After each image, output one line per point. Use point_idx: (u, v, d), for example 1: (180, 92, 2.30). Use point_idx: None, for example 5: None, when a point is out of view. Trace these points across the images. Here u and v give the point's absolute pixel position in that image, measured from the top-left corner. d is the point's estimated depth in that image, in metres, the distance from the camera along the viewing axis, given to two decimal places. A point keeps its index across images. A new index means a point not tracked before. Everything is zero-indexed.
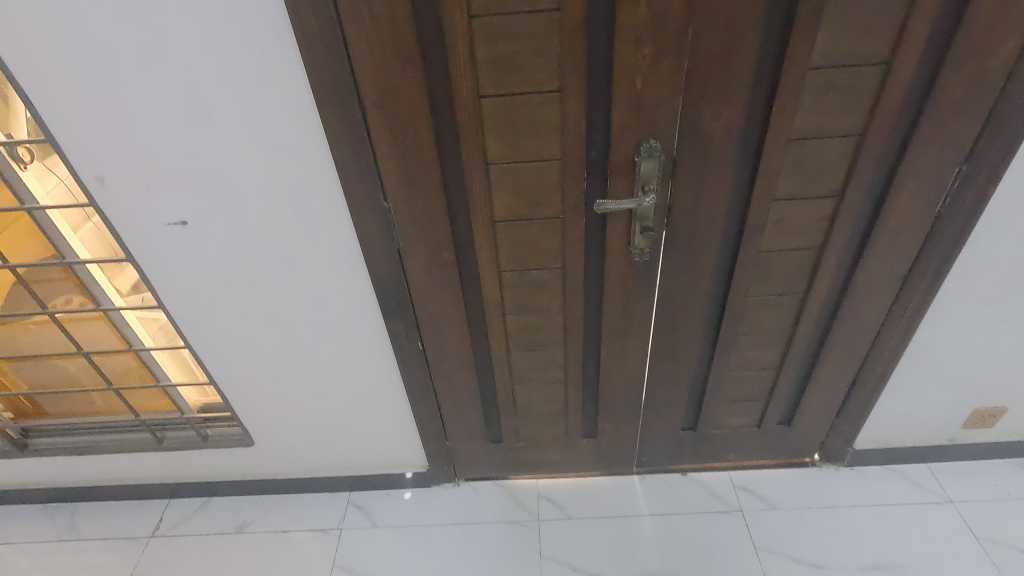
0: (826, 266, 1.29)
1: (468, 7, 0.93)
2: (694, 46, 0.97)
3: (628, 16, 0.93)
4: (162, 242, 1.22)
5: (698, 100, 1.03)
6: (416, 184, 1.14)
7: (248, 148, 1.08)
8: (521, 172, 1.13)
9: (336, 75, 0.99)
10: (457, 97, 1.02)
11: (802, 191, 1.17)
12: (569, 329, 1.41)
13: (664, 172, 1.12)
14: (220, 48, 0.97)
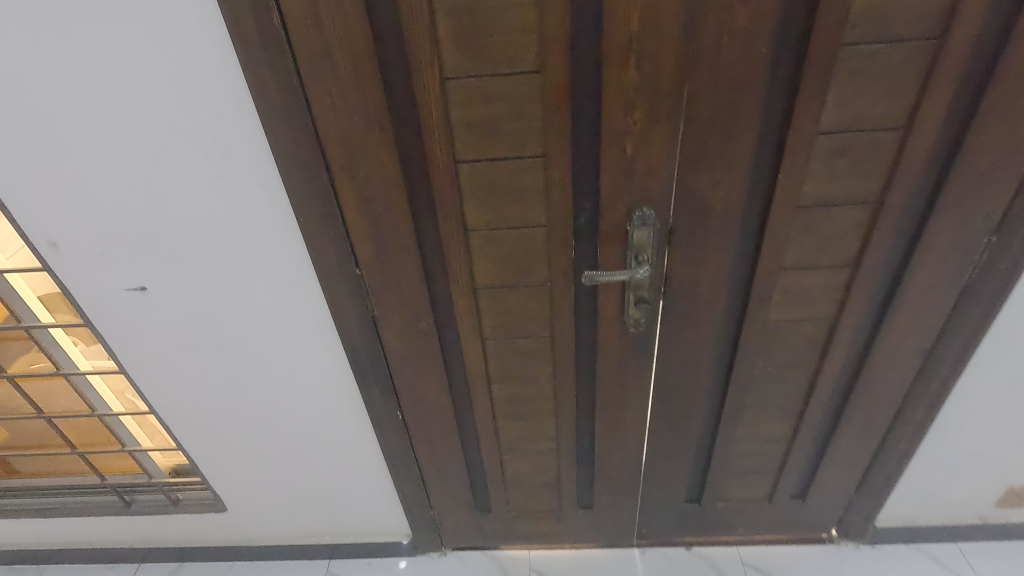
0: (841, 338, 1.18)
1: (441, 68, 0.85)
2: (689, 110, 0.88)
3: (615, 79, 0.85)
4: (122, 308, 1.14)
5: (695, 166, 0.94)
6: (391, 249, 1.06)
7: (210, 214, 1.01)
8: (503, 239, 1.04)
9: (300, 139, 0.91)
10: (432, 161, 0.95)
11: (813, 260, 1.06)
12: (560, 399, 1.31)
13: (658, 241, 1.02)
14: (175, 112, 0.90)
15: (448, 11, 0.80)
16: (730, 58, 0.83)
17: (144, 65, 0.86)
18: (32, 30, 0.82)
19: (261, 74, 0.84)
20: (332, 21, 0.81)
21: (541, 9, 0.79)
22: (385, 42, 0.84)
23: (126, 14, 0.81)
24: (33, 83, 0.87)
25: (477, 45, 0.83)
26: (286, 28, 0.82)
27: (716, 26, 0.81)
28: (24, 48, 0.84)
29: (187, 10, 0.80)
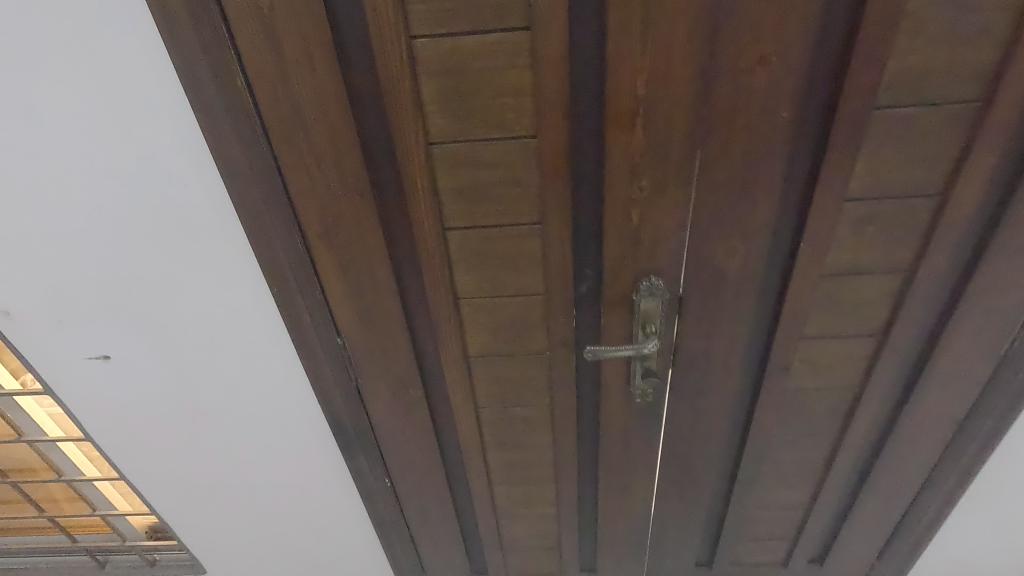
0: (866, 407, 1.08)
1: (426, 133, 0.77)
2: (703, 176, 0.79)
3: (620, 144, 0.76)
4: (84, 377, 1.05)
5: (708, 235, 0.85)
6: (375, 318, 0.97)
7: (176, 281, 0.93)
8: (497, 307, 0.95)
9: (271, 207, 0.82)
10: (418, 229, 0.86)
11: (836, 329, 0.97)
12: (561, 466, 1.21)
13: (668, 310, 0.93)
14: (132, 177, 0.81)
15: (432, 73, 0.72)
16: (749, 122, 0.74)
17: (95, 129, 0.77)
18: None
19: (225, 140, 0.75)
20: (303, 84, 0.73)
21: (536, 71, 0.71)
22: (364, 105, 0.76)
23: (71, 75, 0.72)
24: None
25: (466, 108, 0.75)
26: (253, 91, 0.73)
27: (734, 89, 0.72)
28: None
29: (143, 71, 0.72)
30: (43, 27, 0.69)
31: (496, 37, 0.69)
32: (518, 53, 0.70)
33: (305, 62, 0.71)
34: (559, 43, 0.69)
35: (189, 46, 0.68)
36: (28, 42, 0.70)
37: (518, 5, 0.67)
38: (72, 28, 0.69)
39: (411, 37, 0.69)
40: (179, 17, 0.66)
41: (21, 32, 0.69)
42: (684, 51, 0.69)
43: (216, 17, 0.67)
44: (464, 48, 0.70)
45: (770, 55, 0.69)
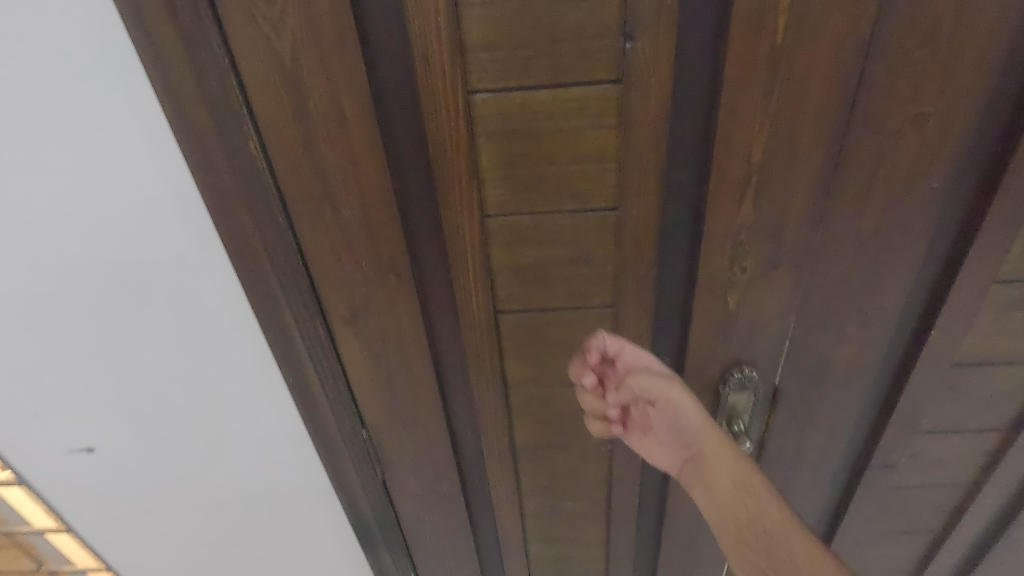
0: (980, 508, 0.91)
1: (481, 204, 0.62)
2: (820, 255, 0.64)
3: (723, 218, 0.61)
4: (63, 471, 0.89)
5: (817, 321, 0.70)
6: (407, 408, 0.81)
7: (174, 366, 0.78)
8: (553, 396, 0.80)
9: (289, 289, 0.68)
10: (464, 313, 0.71)
11: (956, 422, 0.81)
12: (613, 560, 1.05)
13: (760, 404, 0.78)
14: (119, 252, 0.66)
15: (494, 135, 0.57)
16: (887, 194, 0.59)
17: (72, 196, 0.62)
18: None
19: (235, 214, 0.61)
20: (332, 147, 0.58)
21: (625, 132, 0.56)
22: (405, 171, 0.61)
23: (40, 132, 0.57)
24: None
25: (533, 176, 0.60)
26: (269, 156, 0.59)
27: (873, 155, 0.57)
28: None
29: (130, 128, 0.57)
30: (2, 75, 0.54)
31: (578, 91, 0.55)
32: (605, 110, 0.56)
33: (335, 121, 0.56)
34: (658, 99, 0.54)
35: (191, 103, 0.54)
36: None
37: (609, 53, 0.52)
38: (38, 76, 0.54)
39: (470, 91, 0.55)
40: (180, 70, 0.52)
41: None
42: (816, 110, 0.54)
43: (224, 68, 0.53)
44: (535, 105, 0.56)
45: (926, 114, 0.55)
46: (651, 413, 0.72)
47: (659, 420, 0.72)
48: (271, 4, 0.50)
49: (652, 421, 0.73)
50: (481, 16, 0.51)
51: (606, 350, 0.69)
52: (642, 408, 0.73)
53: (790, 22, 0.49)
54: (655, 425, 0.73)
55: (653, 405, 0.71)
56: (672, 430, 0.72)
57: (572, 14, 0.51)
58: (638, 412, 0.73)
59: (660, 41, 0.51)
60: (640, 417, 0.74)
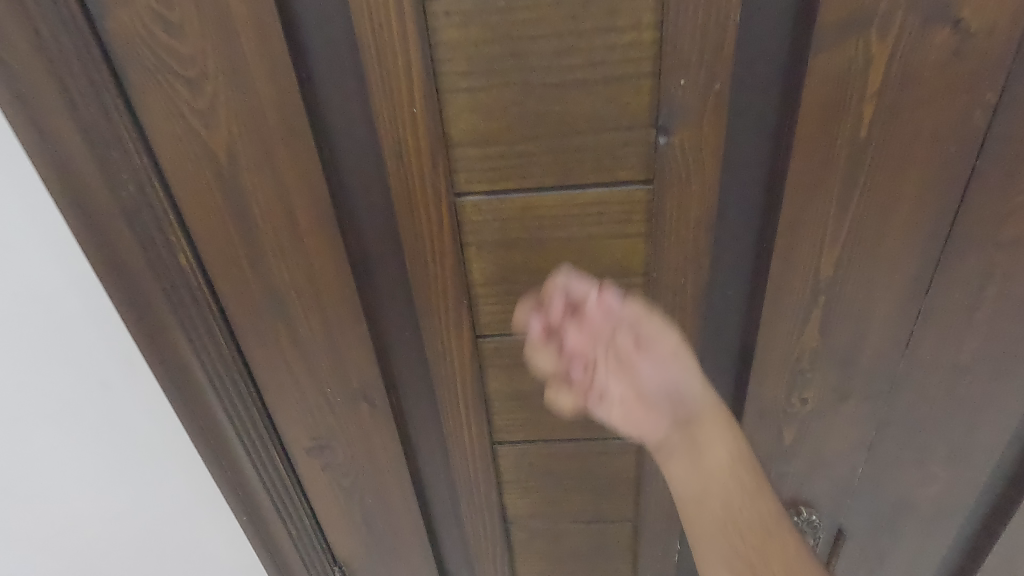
0: None
1: (472, 323, 0.49)
2: (902, 385, 0.50)
3: (781, 343, 0.48)
4: None
5: (897, 459, 0.56)
6: (387, 546, 0.67)
7: (89, 527, 0.61)
8: (564, 533, 0.66)
9: (238, 419, 0.55)
10: (454, 442, 0.57)
11: None
12: None
13: (820, 548, 0.63)
14: (11, 396, 0.51)
15: (489, 243, 0.45)
16: (995, 315, 0.46)
17: None
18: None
19: (165, 338, 0.48)
20: (283, 259, 0.46)
21: (657, 242, 0.44)
22: (378, 284, 0.49)
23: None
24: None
25: (538, 290, 0.48)
26: (206, 269, 0.47)
27: (982, 268, 0.44)
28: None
29: (20, 244, 0.44)
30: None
31: (596, 192, 0.42)
32: (630, 216, 0.43)
33: (285, 228, 0.44)
34: (700, 204, 0.42)
35: (100, 208, 0.42)
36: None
37: (637, 148, 0.40)
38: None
39: (457, 192, 0.43)
40: (85, 171, 0.41)
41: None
42: (907, 216, 0.41)
43: (141, 167, 0.42)
44: (540, 209, 0.43)
45: None
46: (636, 361, 0.42)
47: (652, 372, 0.43)
48: (197, 89, 0.39)
49: (637, 377, 0.43)
50: (469, 103, 0.40)
51: (576, 286, 0.41)
52: (624, 348, 0.42)
53: (878, 111, 0.37)
54: (642, 385, 0.43)
55: (646, 348, 0.42)
56: (665, 395, 0.44)
57: (588, 101, 0.39)
58: (612, 359, 0.43)
59: (704, 134, 0.39)
60: (616, 372, 0.43)
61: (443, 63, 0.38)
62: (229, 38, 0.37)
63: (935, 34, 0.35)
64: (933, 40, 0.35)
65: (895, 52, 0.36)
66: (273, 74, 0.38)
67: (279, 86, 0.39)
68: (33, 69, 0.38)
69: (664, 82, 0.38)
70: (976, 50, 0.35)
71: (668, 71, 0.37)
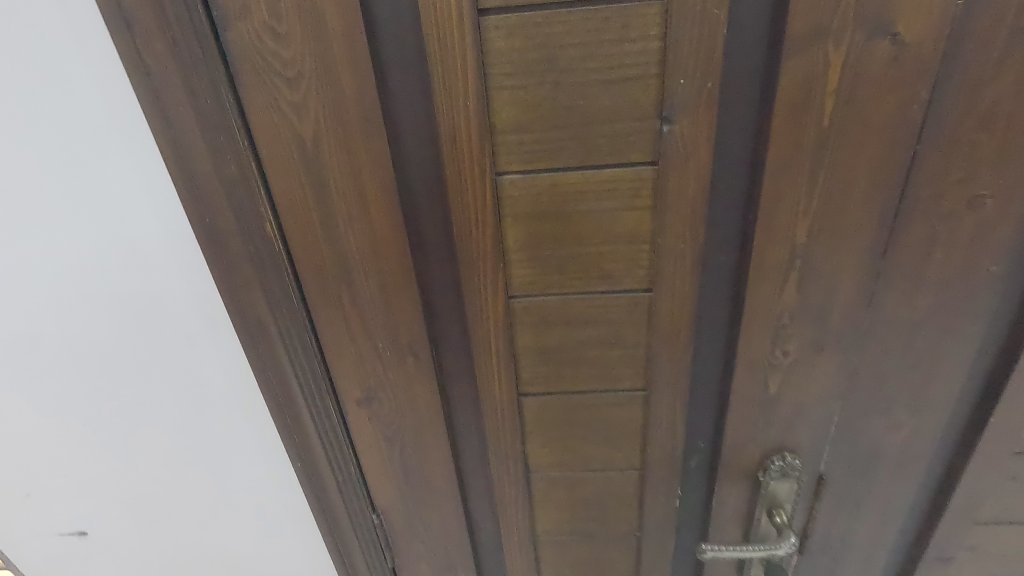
0: None
1: (506, 284, 0.59)
2: (868, 339, 0.60)
3: (765, 303, 0.57)
4: (57, 555, 0.83)
5: (867, 407, 0.65)
6: (421, 493, 0.75)
7: (175, 452, 0.74)
8: (579, 482, 0.75)
9: (300, 369, 0.64)
10: (485, 393, 0.66)
11: (1017, 514, 0.74)
12: None
13: (803, 493, 0.72)
14: (127, 336, 0.64)
15: (522, 215, 0.55)
16: (941, 276, 0.55)
17: (74, 267, 0.59)
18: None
19: (247, 296, 0.58)
20: (351, 229, 0.55)
21: (662, 213, 0.53)
22: (427, 252, 0.58)
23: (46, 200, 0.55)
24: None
25: (563, 256, 0.57)
26: (286, 238, 0.56)
27: (927, 236, 0.53)
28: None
29: (146, 211, 0.56)
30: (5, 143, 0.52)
31: (612, 172, 0.52)
32: (639, 192, 0.53)
33: (355, 201, 0.54)
34: (696, 181, 0.51)
35: (207, 182, 0.52)
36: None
37: (645, 135, 0.50)
38: (46, 145, 0.53)
39: (498, 172, 0.52)
40: (198, 152, 0.50)
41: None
42: (865, 192, 0.51)
43: (242, 149, 0.51)
44: (567, 186, 0.53)
45: (984, 197, 0.51)
46: None
47: None
48: (294, 86, 0.49)
49: None
50: (511, 98, 0.49)
51: None
52: None
53: (837, 104, 0.47)
54: None
55: None
56: None
57: (606, 97, 0.49)
58: None
59: (699, 124, 0.49)
60: None
61: (492, 65, 0.48)
62: (323, 45, 0.47)
63: (879, 44, 0.45)
64: (877, 48, 0.45)
65: (849, 57, 0.45)
66: (355, 74, 0.48)
67: (360, 84, 0.49)
68: (165, 69, 0.47)
69: (667, 81, 0.47)
70: (911, 57, 0.45)
71: (671, 72, 0.47)
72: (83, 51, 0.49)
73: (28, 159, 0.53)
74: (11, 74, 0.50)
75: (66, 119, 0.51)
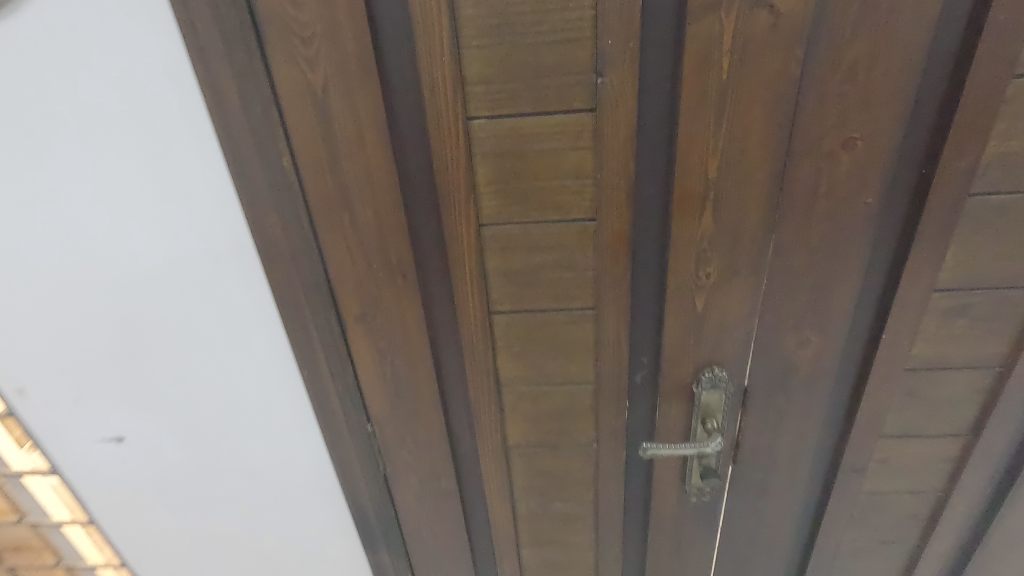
0: (951, 515, 0.95)
1: (477, 214, 0.72)
2: (775, 263, 0.72)
3: (688, 230, 0.70)
4: (98, 459, 0.97)
5: (779, 325, 0.77)
6: (409, 403, 0.89)
7: (202, 363, 0.87)
8: (542, 394, 0.88)
9: (307, 287, 0.77)
10: (462, 310, 0.80)
11: (917, 427, 0.87)
12: (604, 567, 1.06)
13: (732, 404, 0.85)
14: (167, 257, 0.77)
15: (489, 153, 0.68)
16: (829, 207, 0.68)
17: (125, 195, 0.73)
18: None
19: (266, 219, 0.71)
20: (351, 163, 0.69)
21: (600, 151, 0.66)
22: (412, 185, 0.71)
23: (106, 137, 0.69)
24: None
25: (522, 189, 0.70)
26: (299, 171, 0.70)
27: (813, 173, 0.66)
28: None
29: (187, 147, 0.69)
30: (76, 88, 0.66)
31: (559, 117, 0.65)
32: (582, 134, 0.66)
33: (355, 140, 0.67)
34: (626, 125, 0.64)
35: (237, 122, 0.65)
36: (60, 107, 0.67)
37: (584, 86, 0.63)
38: (109, 91, 0.66)
39: (469, 116, 0.66)
40: (231, 97, 0.64)
41: (52, 95, 0.66)
42: (760, 134, 0.64)
43: (266, 95, 0.65)
44: (524, 129, 0.66)
45: (855, 139, 0.64)
46: None
47: None
48: (307, 44, 0.62)
49: None
50: (478, 56, 0.63)
51: None
52: None
53: (731, 61, 0.60)
54: None
55: None
56: None
57: (552, 55, 0.62)
58: None
59: (625, 76, 0.62)
60: None
61: (462, 29, 0.61)
62: (331, 11, 0.60)
63: (761, 14, 0.58)
64: (758, 17, 0.58)
65: (738, 23, 0.58)
66: (356, 35, 0.62)
67: (360, 43, 0.62)
68: (208, 29, 0.61)
69: (599, 42, 0.60)
70: (786, 24, 0.58)
71: (602, 34, 0.60)
72: (140, 12, 0.62)
73: (96, 103, 0.67)
74: (84, 32, 0.63)
75: (126, 70, 0.65)
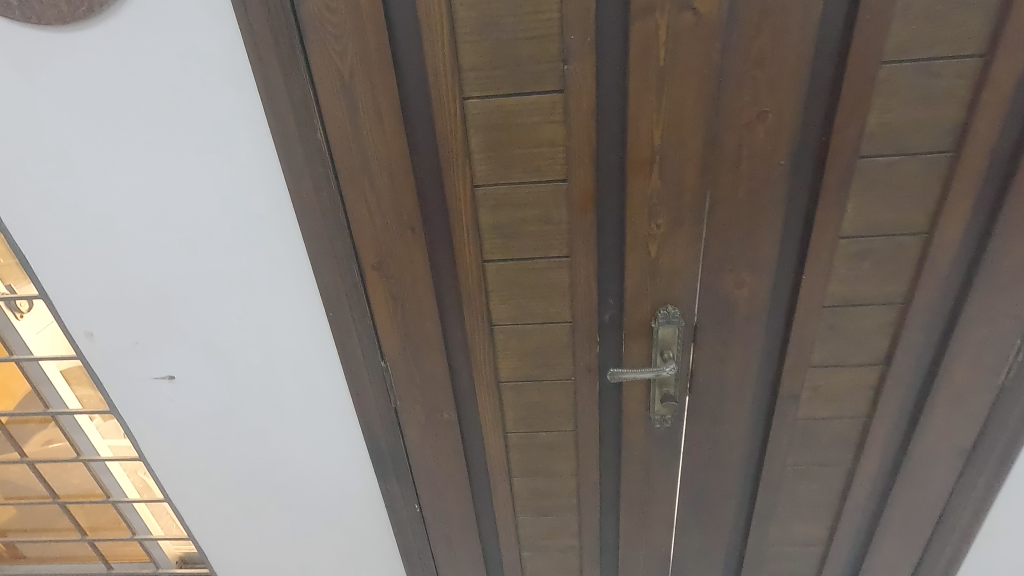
0: (876, 437, 1.12)
1: (472, 176, 0.90)
2: (712, 214, 0.90)
3: (641, 186, 0.88)
4: (151, 395, 1.14)
5: (719, 268, 0.95)
6: (416, 341, 1.06)
7: (243, 307, 1.03)
8: (528, 332, 1.05)
9: (334, 239, 0.94)
10: (460, 258, 0.97)
11: (840, 358, 1.04)
12: (584, 489, 1.23)
13: (685, 338, 1.02)
14: (218, 215, 0.94)
15: (481, 126, 0.86)
16: (750, 168, 0.86)
17: (185, 163, 0.90)
18: (84, 133, 0.88)
19: (301, 181, 0.88)
20: (372, 135, 0.86)
21: (569, 123, 0.84)
22: (420, 153, 0.89)
23: (174, 115, 0.86)
24: (80, 179, 0.92)
25: (508, 155, 0.88)
26: (329, 142, 0.87)
27: (736, 140, 0.84)
28: (73, 145, 0.89)
29: (239, 121, 0.86)
30: (152, 75, 0.83)
31: (536, 96, 0.83)
32: (554, 109, 0.84)
33: (375, 116, 0.85)
34: (588, 101, 0.82)
35: (282, 102, 0.83)
36: (139, 91, 0.84)
37: (555, 72, 0.81)
38: (178, 78, 0.83)
39: (464, 97, 0.84)
40: (277, 82, 0.81)
41: (134, 83, 0.84)
42: (693, 108, 0.82)
43: (305, 80, 0.82)
44: (508, 106, 0.84)
45: (767, 112, 0.82)
46: None
47: None
48: (339, 40, 0.80)
49: None
50: (471, 49, 0.80)
51: None
52: None
53: (667, 51, 0.78)
54: None
55: None
56: None
57: (529, 48, 0.80)
58: None
59: (586, 63, 0.80)
60: None
61: (459, 29, 0.79)
62: (358, 15, 0.78)
63: (686, 15, 0.76)
64: (685, 18, 0.76)
65: (669, 22, 0.76)
66: (377, 33, 0.80)
67: (380, 39, 0.80)
68: (262, 31, 0.78)
69: (565, 37, 0.78)
70: (706, 23, 0.76)
71: (567, 31, 0.78)
72: (206, 13, 0.79)
73: (167, 87, 0.84)
74: (160, 30, 0.80)
75: (194, 59, 0.82)
